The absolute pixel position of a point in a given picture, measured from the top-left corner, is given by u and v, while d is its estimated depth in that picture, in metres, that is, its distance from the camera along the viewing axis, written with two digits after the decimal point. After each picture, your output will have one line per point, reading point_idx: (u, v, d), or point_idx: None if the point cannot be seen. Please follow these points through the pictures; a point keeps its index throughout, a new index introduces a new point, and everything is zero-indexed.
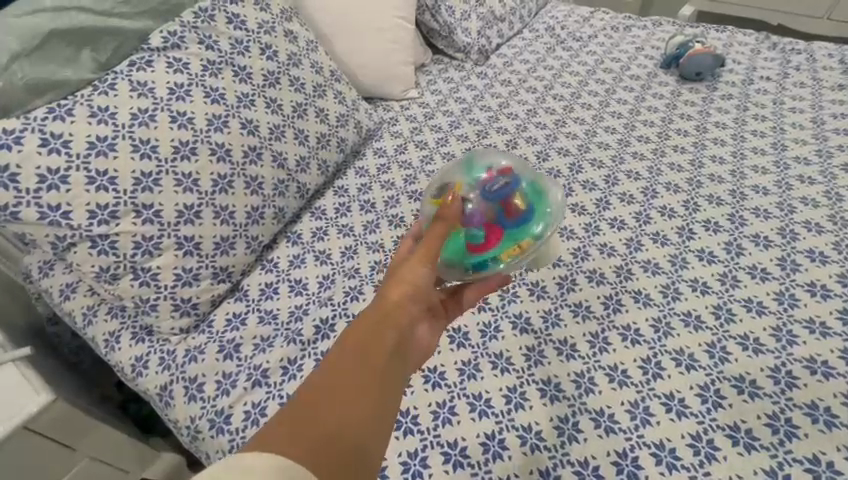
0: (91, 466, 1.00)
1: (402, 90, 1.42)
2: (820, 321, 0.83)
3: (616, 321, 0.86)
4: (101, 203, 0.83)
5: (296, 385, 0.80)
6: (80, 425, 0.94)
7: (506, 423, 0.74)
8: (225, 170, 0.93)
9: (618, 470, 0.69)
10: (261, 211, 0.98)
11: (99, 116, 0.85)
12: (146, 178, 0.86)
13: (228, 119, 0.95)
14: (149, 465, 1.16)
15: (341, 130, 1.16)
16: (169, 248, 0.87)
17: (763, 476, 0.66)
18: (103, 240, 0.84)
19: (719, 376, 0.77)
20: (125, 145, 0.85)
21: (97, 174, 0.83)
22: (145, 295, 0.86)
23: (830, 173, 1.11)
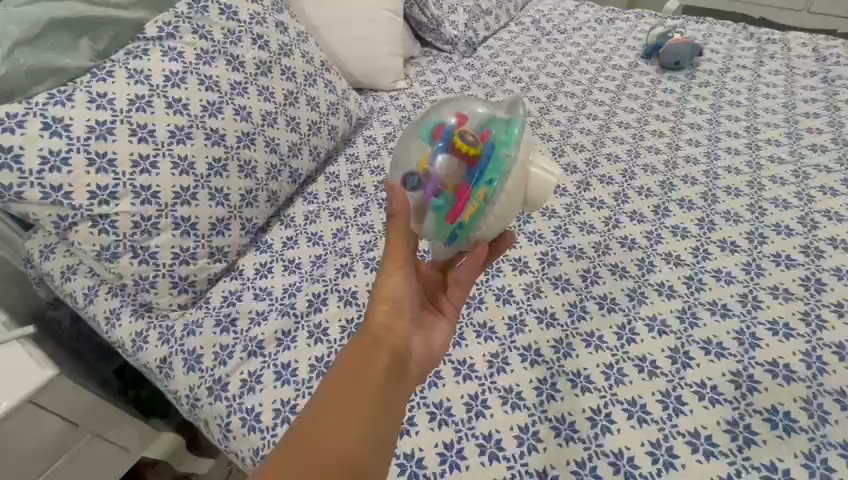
0: (93, 442, 1.04)
1: (392, 81, 1.46)
2: (784, 288, 0.88)
3: (593, 292, 0.91)
4: (101, 184, 0.86)
5: (290, 355, 0.84)
6: (82, 400, 0.97)
7: (488, 384, 0.78)
8: (220, 154, 0.97)
9: (592, 424, 0.73)
10: (255, 194, 1.02)
11: (98, 102, 0.89)
12: (144, 160, 0.89)
13: (222, 106, 0.99)
14: (149, 445, 1.18)
15: (332, 118, 1.20)
16: (167, 228, 0.91)
17: (726, 426, 0.71)
18: (103, 220, 0.87)
19: (688, 338, 0.82)
20: (123, 129, 0.89)
21: (96, 156, 0.86)
22: (144, 273, 0.90)
23: (800, 153, 1.17)
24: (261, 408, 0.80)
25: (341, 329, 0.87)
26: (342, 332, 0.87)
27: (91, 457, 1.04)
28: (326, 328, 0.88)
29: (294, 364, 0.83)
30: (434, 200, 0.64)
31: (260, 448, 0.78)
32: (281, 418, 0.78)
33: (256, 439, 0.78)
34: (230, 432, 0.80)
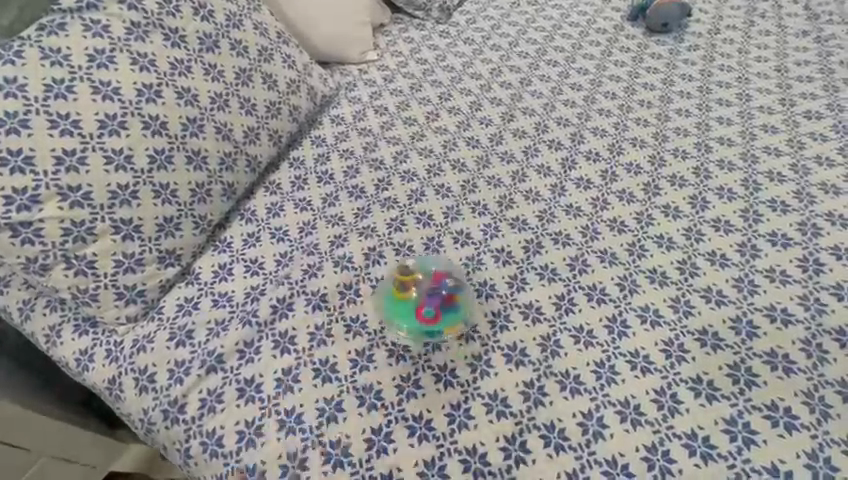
0: (52, 464, 0.98)
1: (361, 53, 1.32)
2: (781, 270, 0.83)
3: (582, 282, 0.84)
4: (19, 188, 0.75)
5: (254, 368, 0.77)
6: (30, 428, 0.91)
7: (471, 391, 0.72)
8: (161, 144, 0.85)
9: (583, 430, 0.68)
10: (207, 188, 0.91)
11: (6, 90, 0.76)
12: (70, 156, 0.78)
13: (161, 88, 0.87)
14: (118, 458, 1.12)
15: (292, 97, 1.07)
16: (105, 233, 0.80)
17: (724, 426, 0.67)
18: (26, 228, 0.76)
19: (683, 329, 0.77)
20: (41, 121, 0.77)
21: (10, 155, 0.75)
22: (82, 284, 0.80)
23: (794, 121, 1.10)
24: (223, 430, 0.73)
25: (310, 336, 0.80)
26: (311, 339, 0.79)
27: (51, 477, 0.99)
28: (293, 336, 0.80)
29: (259, 379, 0.76)
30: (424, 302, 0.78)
31: (223, 474, 0.72)
32: (245, 440, 0.72)
33: (218, 465, 0.72)
34: (191, 458, 0.74)
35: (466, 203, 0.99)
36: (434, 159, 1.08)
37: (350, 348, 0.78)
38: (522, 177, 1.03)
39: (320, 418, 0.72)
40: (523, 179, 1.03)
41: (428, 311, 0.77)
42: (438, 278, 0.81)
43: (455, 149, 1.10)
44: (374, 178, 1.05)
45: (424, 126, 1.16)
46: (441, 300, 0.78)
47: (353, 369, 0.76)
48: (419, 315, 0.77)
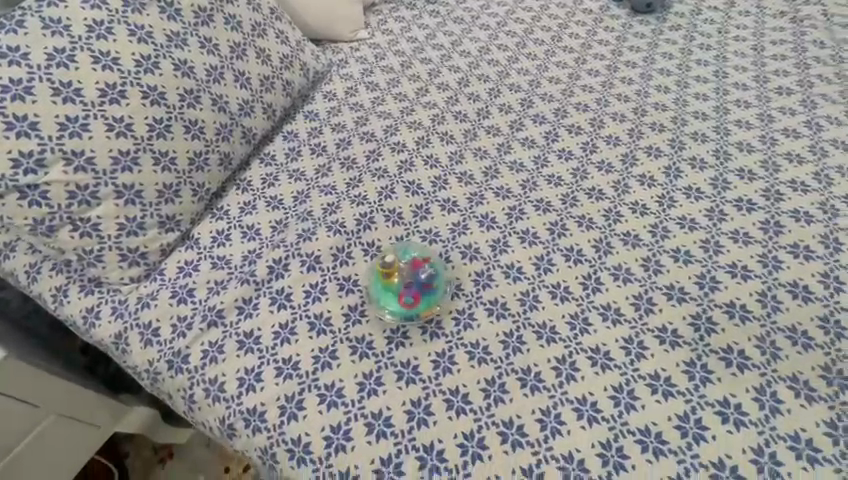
0: (59, 422, 1.02)
1: (352, 31, 1.35)
2: (744, 232, 0.89)
3: (560, 245, 0.90)
4: (25, 150, 0.79)
5: (252, 323, 0.82)
6: (40, 384, 0.94)
7: (455, 341, 0.78)
8: (160, 114, 0.89)
9: (557, 373, 0.74)
10: (204, 157, 0.94)
11: (10, 58, 0.80)
12: (73, 122, 0.81)
13: (159, 60, 0.90)
14: (120, 420, 1.17)
15: (286, 72, 1.10)
16: (109, 197, 0.84)
17: (684, 368, 0.74)
18: (32, 190, 0.80)
19: (652, 285, 0.83)
20: (44, 88, 0.80)
21: (16, 120, 0.78)
22: (88, 246, 0.84)
23: (766, 97, 1.15)
24: (225, 377, 0.78)
25: (305, 294, 0.85)
26: (306, 297, 0.85)
27: (59, 436, 1.02)
28: (289, 294, 0.85)
29: (257, 332, 0.81)
30: (407, 291, 0.80)
31: (227, 416, 0.77)
32: (246, 386, 0.77)
33: (221, 408, 0.77)
34: (195, 403, 0.79)
35: (452, 174, 1.04)
36: (422, 132, 1.13)
37: (343, 304, 0.83)
38: (507, 149, 1.08)
39: (315, 365, 0.77)
40: (508, 151, 1.08)
41: (406, 297, 0.79)
42: (417, 263, 0.82)
43: (444, 123, 1.14)
44: (365, 150, 1.09)
45: (414, 102, 1.20)
46: (420, 285, 0.80)
47: (345, 323, 0.81)
48: (402, 303, 0.79)
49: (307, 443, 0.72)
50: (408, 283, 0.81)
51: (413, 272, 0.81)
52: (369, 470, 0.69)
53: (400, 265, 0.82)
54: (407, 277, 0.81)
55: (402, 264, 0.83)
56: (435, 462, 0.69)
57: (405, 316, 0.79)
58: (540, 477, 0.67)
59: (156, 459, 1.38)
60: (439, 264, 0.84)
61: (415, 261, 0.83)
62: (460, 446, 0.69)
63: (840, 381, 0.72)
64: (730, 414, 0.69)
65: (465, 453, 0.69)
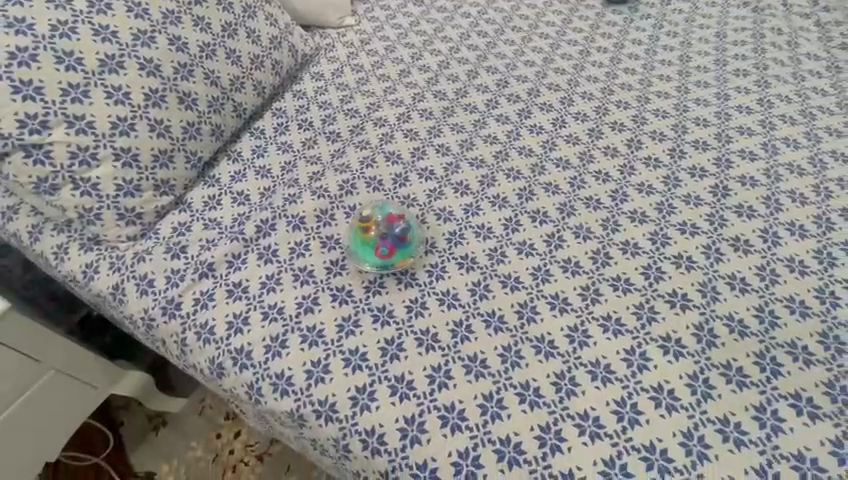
0: (57, 378, 1.07)
1: (339, 18, 1.42)
2: (695, 196, 0.98)
3: (528, 209, 0.98)
4: (30, 113, 0.86)
5: (242, 275, 0.90)
6: (41, 338, 1.00)
7: (428, 290, 0.87)
8: (156, 85, 0.96)
9: (520, 315, 0.85)
10: (197, 127, 1.01)
11: (16, 28, 0.87)
12: (75, 90, 0.89)
13: (155, 35, 0.97)
14: (117, 382, 1.22)
15: (275, 52, 1.17)
16: (107, 159, 0.91)
17: (634, 309, 0.84)
18: (37, 149, 0.88)
19: (610, 242, 0.93)
20: (48, 57, 0.88)
21: (21, 84, 0.86)
22: (88, 205, 0.91)
23: (724, 78, 1.21)
24: (215, 321, 0.86)
25: (291, 250, 0.92)
26: (291, 252, 0.92)
27: (56, 392, 1.08)
28: (275, 250, 0.92)
29: (245, 283, 0.89)
30: (383, 244, 0.87)
31: (216, 356, 0.84)
32: (234, 329, 0.85)
33: (211, 349, 0.85)
34: (187, 346, 0.86)
35: (430, 146, 1.11)
36: (404, 110, 1.20)
37: (325, 258, 0.91)
38: (483, 125, 1.15)
39: (299, 309, 0.85)
40: (483, 126, 1.15)
41: (382, 250, 0.87)
42: (393, 218, 0.89)
43: (424, 102, 1.22)
44: (349, 125, 1.16)
45: (397, 82, 1.27)
46: (395, 238, 0.88)
47: (327, 274, 0.89)
48: (378, 255, 0.87)
49: (290, 377, 0.81)
50: (384, 236, 0.88)
51: (388, 227, 0.88)
52: (345, 398, 0.78)
53: (377, 220, 0.89)
54: (383, 231, 0.88)
55: (379, 219, 0.90)
56: (406, 391, 0.78)
57: (381, 266, 0.87)
58: (500, 401, 0.77)
59: (149, 426, 1.43)
60: (413, 220, 0.92)
61: (391, 217, 0.90)
62: (429, 377, 0.79)
63: (770, 319, 0.83)
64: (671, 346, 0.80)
65: (433, 382, 0.79)
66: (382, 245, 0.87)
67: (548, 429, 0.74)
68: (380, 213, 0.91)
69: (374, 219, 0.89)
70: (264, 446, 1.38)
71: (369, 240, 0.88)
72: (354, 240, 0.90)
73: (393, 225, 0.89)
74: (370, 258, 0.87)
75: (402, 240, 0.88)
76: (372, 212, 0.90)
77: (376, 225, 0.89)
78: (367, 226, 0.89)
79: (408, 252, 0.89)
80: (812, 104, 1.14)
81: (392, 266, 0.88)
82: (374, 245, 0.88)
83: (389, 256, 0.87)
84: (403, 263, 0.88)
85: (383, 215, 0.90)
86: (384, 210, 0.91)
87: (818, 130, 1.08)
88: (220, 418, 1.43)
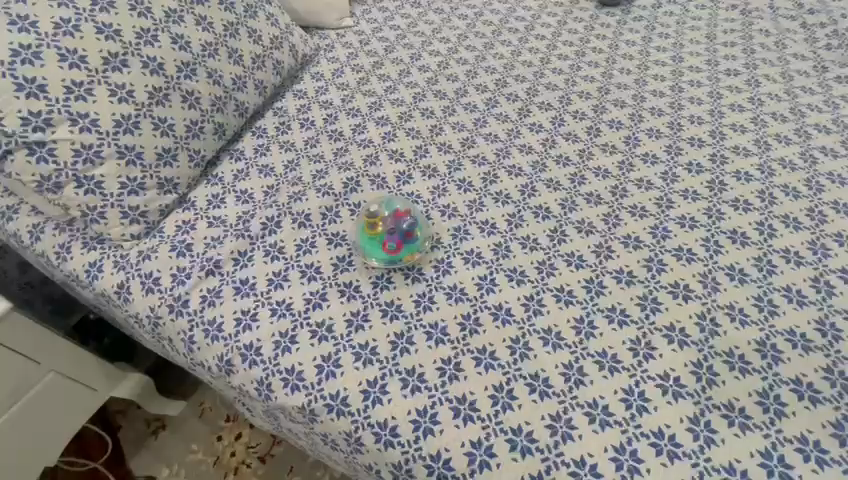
0: (59, 380, 1.06)
1: (338, 18, 1.37)
2: (744, 200, 0.94)
3: (573, 219, 0.93)
4: (34, 110, 0.82)
5: (285, 292, 0.84)
6: (42, 340, 0.98)
7: (479, 305, 0.81)
8: (159, 83, 0.94)
9: (579, 331, 0.77)
10: (200, 125, 0.99)
11: (20, 25, 0.83)
12: (78, 87, 0.85)
13: (157, 34, 0.95)
14: (116, 384, 1.21)
15: (276, 52, 1.15)
16: (112, 157, 0.88)
17: (697, 318, 0.78)
18: (40, 148, 0.83)
19: (663, 250, 0.87)
20: (51, 54, 0.84)
21: (25, 81, 0.82)
22: (91, 204, 0.88)
23: (755, 81, 1.18)
24: (260, 342, 0.79)
25: (335, 265, 0.87)
26: (335, 268, 0.87)
27: (59, 394, 1.07)
28: (318, 267, 0.87)
29: (290, 300, 0.83)
30: (391, 240, 0.84)
31: (264, 378, 0.77)
32: (282, 347, 0.78)
33: (257, 371, 0.78)
34: (232, 367, 0.79)
35: (466, 157, 1.05)
36: (435, 121, 1.14)
37: (371, 273, 0.86)
38: (517, 134, 1.09)
39: (349, 327, 0.79)
40: (517, 135, 1.09)
41: (390, 245, 0.84)
42: (400, 214, 0.87)
43: (453, 114, 1.15)
44: (379, 133, 1.11)
45: (425, 90, 1.21)
46: (403, 233, 0.85)
47: (373, 289, 0.84)
48: (387, 251, 0.84)
49: (345, 399, 0.73)
50: (391, 231, 0.85)
51: (396, 222, 0.86)
52: (406, 422, 0.70)
53: (384, 215, 0.87)
54: (390, 226, 0.86)
55: (386, 215, 0.87)
56: (468, 412, 0.69)
57: (390, 262, 0.84)
58: (570, 421, 0.68)
59: (148, 430, 1.41)
60: (419, 214, 0.89)
61: (398, 212, 0.87)
62: (491, 397, 0.71)
63: (833, 333, 0.76)
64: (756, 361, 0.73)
65: (495, 403, 0.70)
66: (391, 240, 0.84)
67: (623, 450, 0.66)
68: (387, 208, 0.88)
69: (382, 214, 0.86)
70: (265, 447, 1.39)
71: (377, 237, 0.85)
72: (363, 237, 0.87)
73: (401, 221, 0.86)
74: (378, 255, 0.84)
75: (410, 234, 0.85)
76: (379, 207, 0.88)
77: (384, 221, 0.86)
78: (375, 222, 0.86)
79: (416, 248, 0.86)
80: (843, 112, 1.09)
81: (400, 262, 0.85)
82: (383, 242, 0.85)
83: (397, 252, 0.84)
84: (411, 259, 0.86)
85: (390, 210, 0.87)
86: (390, 205, 0.88)
87: None
88: (220, 421, 1.43)
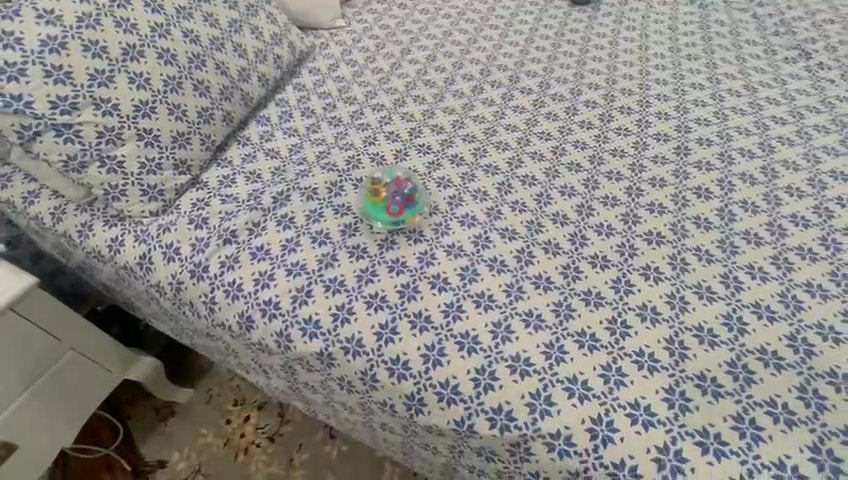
0: (76, 360, 1.10)
1: (331, 19, 1.47)
2: (706, 162, 1.05)
3: (557, 184, 1.02)
4: (61, 95, 0.90)
5: (297, 256, 0.91)
6: (62, 317, 1.03)
7: (477, 258, 0.89)
8: (172, 72, 1.01)
9: (565, 275, 0.86)
10: (210, 112, 1.06)
11: (46, 18, 0.91)
12: (101, 75, 0.93)
13: (170, 28, 1.03)
14: (129, 368, 1.24)
15: (276, 47, 1.24)
16: (131, 139, 0.95)
17: (669, 260, 0.87)
18: (67, 129, 0.91)
19: (637, 206, 0.97)
20: (75, 45, 0.92)
21: (52, 68, 0.89)
22: (114, 182, 0.95)
23: (714, 64, 1.30)
24: (278, 298, 0.86)
25: (341, 231, 0.95)
26: (342, 233, 0.94)
27: (75, 374, 1.10)
28: (327, 233, 0.95)
29: (303, 262, 0.90)
30: (394, 204, 0.93)
31: (283, 329, 0.85)
32: (299, 301, 0.85)
33: (277, 324, 0.85)
34: (252, 322, 0.87)
35: (457, 136, 1.15)
36: (427, 106, 1.23)
37: (376, 236, 0.93)
38: (502, 116, 1.19)
39: (359, 282, 0.87)
40: (503, 117, 1.19)
41: (394, 209, 0.93)
42: (400, 181, 0.95)
43: (443, 100, 1.25)
44: (377, 118, 1.21)
45: (415, 79, 1.31)
46: (404, 197, 0.93)
47: (380, 249, 0.91)
48: (391, 214, 0.93)
49: (357, 343, 0.80)
50: (394, 197, 0.94)
51: (397, 188, 0.94)
52: (416, 356, 0.78)
53: (386, 184, 0.95)
54: (393, 192, 0.94)
55: (388, 183, 0.95)
56: (472, 345, 0.77)
57: (394, 224, 0.93)
58: (562, 348, 0.76)
59: (157, 417, 1.44)
60: (417, 182, 0.98)
61: (398, 180, 0.96)
62: (491, 332, 0.78)
63: (786, 265, 0.86)
64: (721, 292, 0.82)
65: (496, 336, 0.78)
66: (394, 205, 0.93)
67: (609, 368, 0.74)
68: (389, 178, 0.96)
69: (385, 182, 0.95)
70: (274, 427, 1.43)
71: (381, 202, 0.94)
72: (368, 205, 0.95)
73: (403, 187, 0.95)
74: (383, 218, 0.93)
75: (410, 198, 0.94)
76: (381, 177, 0.96)
77: (387, 188, 0.94)
78: (378, 189, 0.94)
79: (416, 211, 0.95)
80: (790, 88, 1.22)
81: (403, 224, 0.94)
82: (387, 206, 0.93)
83: (401, 214, 0.93)
84: (413, 221, 0.94)
85: (392, 179, 0.96)
86: (391, 175, 0.97)
87: (801, 109, 1.16)
88: (227, 405, 1.47)
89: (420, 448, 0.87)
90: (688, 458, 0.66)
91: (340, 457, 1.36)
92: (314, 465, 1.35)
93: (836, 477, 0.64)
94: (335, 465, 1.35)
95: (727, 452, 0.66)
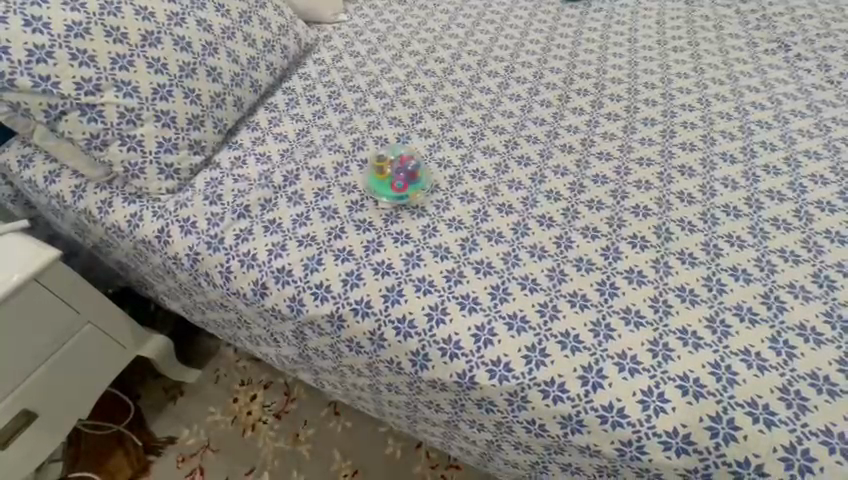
0: (92, 333, 1.15)
1: (334, 14, 1.53)
2: (690, 143, 1.12)
3: (550, 165, 1.09)
4: (85, 77, 0.96)
5: (307, 229, 0.97)
6: (81, 290, 1.08)
7: (476, 231, 0.95)
8: (187, 59, 1.07)
9: (559, 245, 0.92)
10: (222, 97, 1.12)
11: (71, 6, 0.97)
12: (121, 59, 0.99)
13: (185, 17, 1.10)
14: (142, 345, 1.29)
15: (283, 38, 1.29)
16: (150, 120, 1.01)
17: (654, 230, 0.94)
18: (91, 109, 0.97)
19: (625, 183, 1.04)
20: (98, 31, 0.98)
21: (77, 52, 0.96)
22: (133, 160, 1.00)
23: (699, 55, 1.37)
24: (291, 266, 0.92)
25: (349, 207, 1.00)
26: (349, 209, 1.00)
27: (92, 347, 1.15)
28: (334, 209, 1.00)
29: (312, 235, 0.96)
30: (398, 180, 0.99)
31: (296, 295, 0.91)
32: (310, 268, 0.91)
33: (290, 290, 0.91)
34: (266, 289, 0.92)
35: (456, 121, 1.21)
36: (427, 95, 1.30)
37: (381, 211, 0.99)
38: (499, 103, 1.26)
39: (366, 251, 0.92)
40: (499, 104, 1.25)
41: (397, 185, 0.99)
42: (404, 159, 1.02)
43: (443, 89, 1.31)
44: (380, 105, 1.27)
45: (416, 70, 1.37)
46: (408, 174, 1.00)
47: (384, 223, 0.97)
48: (395, 189, 0.99)
49: (365, 306, 0.87)
50: (398, 174, 1.00)
51: (401, 165, 1.01)
52: (421, 316, 0.84)
53: (391, 162, 1.02)
54: (397, 169, 1.01)
55: (393, 162, 1.02)
56: (473, 306, 0.84)
57: (398, 198, 0.99)
58: (555, 308, 0.83)
59: (166, 397, 1.49)
60: (421, 162, 1.05)
61: (402, 158, 1.03)
62: (490, 294, 0.85)
63: (762, 234, 0.93)
64: (702, 258, 0.89)
65: (494, 298, 0.84)
66: (398, 180, 0.99)
67: (599, 323, 0.80)
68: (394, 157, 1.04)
69: (390, 161, 1.02)
70: (279, 405, 1.47)
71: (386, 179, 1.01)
72: (373, 182, 1.02)
73: (406, 164, 1.01)
74: (388, 192, 0.99)
75: (413, 175, 1.00)
76: (386, 157, 1.04)
77: (391, 166, 1.02)
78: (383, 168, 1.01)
79: (419, 187, 1.01)
80: (770, 77, 1.29)
81: (406, 200, 1.00)
82: (391, 182, 1.00)
83: (404, 189, 0.99)
84: (416, 196, 1.00)
85: (396, 158, 1.04)
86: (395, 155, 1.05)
87: (779, 95, 1.24)
88: (234, 385, 1.51)
89: (424, 406, 0.93)
90: (670, 400, 0.73)
91: (344, 431, 1.41)
92: (319, 440, 1.41)
93: (803, 413, 0.70)
94: (339, 440, 1.40)
95: (705, 394, 0.73)
